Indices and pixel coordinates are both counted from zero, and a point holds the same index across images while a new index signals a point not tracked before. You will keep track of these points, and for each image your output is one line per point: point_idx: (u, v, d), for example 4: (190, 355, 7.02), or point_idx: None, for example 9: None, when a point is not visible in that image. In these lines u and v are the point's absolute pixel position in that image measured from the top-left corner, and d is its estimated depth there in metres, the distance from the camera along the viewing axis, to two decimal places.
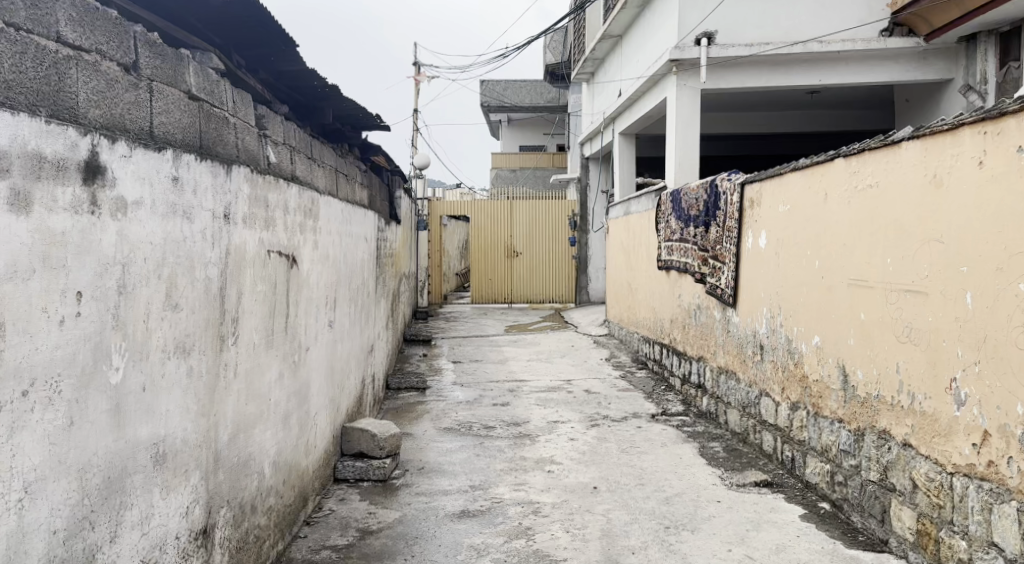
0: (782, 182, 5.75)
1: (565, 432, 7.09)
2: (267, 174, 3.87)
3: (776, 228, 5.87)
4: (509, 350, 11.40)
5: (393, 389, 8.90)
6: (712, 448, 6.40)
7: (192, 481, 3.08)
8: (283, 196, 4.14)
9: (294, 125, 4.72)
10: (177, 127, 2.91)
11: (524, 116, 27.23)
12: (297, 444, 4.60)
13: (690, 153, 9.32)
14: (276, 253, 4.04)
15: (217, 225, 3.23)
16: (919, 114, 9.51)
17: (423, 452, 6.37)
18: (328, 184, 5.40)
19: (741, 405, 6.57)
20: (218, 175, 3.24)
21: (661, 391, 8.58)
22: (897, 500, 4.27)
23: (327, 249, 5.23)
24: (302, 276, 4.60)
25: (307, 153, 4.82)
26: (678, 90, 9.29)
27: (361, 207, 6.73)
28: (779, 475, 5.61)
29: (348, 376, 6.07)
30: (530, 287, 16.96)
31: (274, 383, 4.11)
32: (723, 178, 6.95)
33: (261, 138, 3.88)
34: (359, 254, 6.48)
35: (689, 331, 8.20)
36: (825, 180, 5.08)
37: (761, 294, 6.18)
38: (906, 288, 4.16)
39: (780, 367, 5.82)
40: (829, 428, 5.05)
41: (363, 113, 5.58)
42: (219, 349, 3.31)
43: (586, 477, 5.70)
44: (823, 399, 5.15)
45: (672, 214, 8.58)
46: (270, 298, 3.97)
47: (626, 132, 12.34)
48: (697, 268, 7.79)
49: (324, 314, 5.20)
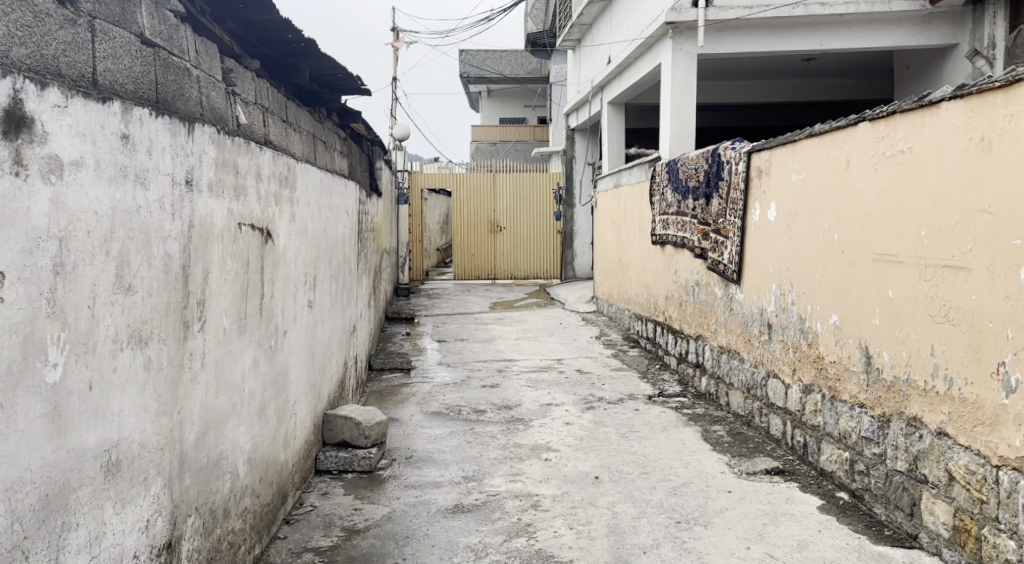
0: (795, 150, 5.38)
1: (560, 415, 6.71)
2: (236, 136, 3.47)
3: (788, 200, 5.50)
4: (496, 328, 11.02)
5: (375, 370, 8.49)
6: (715, 432, 6.05)
7: (154, 491, 2.67)
8: (255, 161, 3.71)
9: (267, 85, 4.31)
10: (125, 76, 2.48)
11: (504, 88, 26.69)
12: (275, 437, 4.19)
13: (686, 123, 8.92)
14: (248, 226, 3.60)
15: (179, 192, 2.79)
16: (920, 81, 9.13)
17: (411, 440, 5.97)
18: (305, 151, 4.97)
19: (746, 386, 6.23)
20: (179, 135, 2.80)
21: (657, 371, 8.24)
22: (929, 493, 3.92)
23: (305, 223, 4.78)
24: (278, 252, 4.17)
25: (280, 116, 4.40)
26: (674, 55, 8.87)
27: (341, 178, 6.28)
28: (791, 462, 5.26)
29: (330, 360, 5.64)
30: (514, 262, 16.59)
31: (247, 371, 3.69)
32: (726, 146, 6.59)
33: (229, 96, 3.49)
34: (340, 227, 6.03)
35: (686, 308, 7.84)
36: (845, 147, 4.72)
37: (768, 270, 5.82)
38: (944, 263, 3.81)
39: (791, 348, 5.47)
40: (848, 414, 4.70)
41: (342, 73, 5.13)
42: (183, 337, 2.88)
43: (586, 466, 5.33)
44: (842, 382, 4.80)
45: (669, 185, 8.22)
46: (242, 278, 3.54)
47: (615, 102, 11.93)
48: (696, 242, 7.42)
49: (303, 294, 4.77)
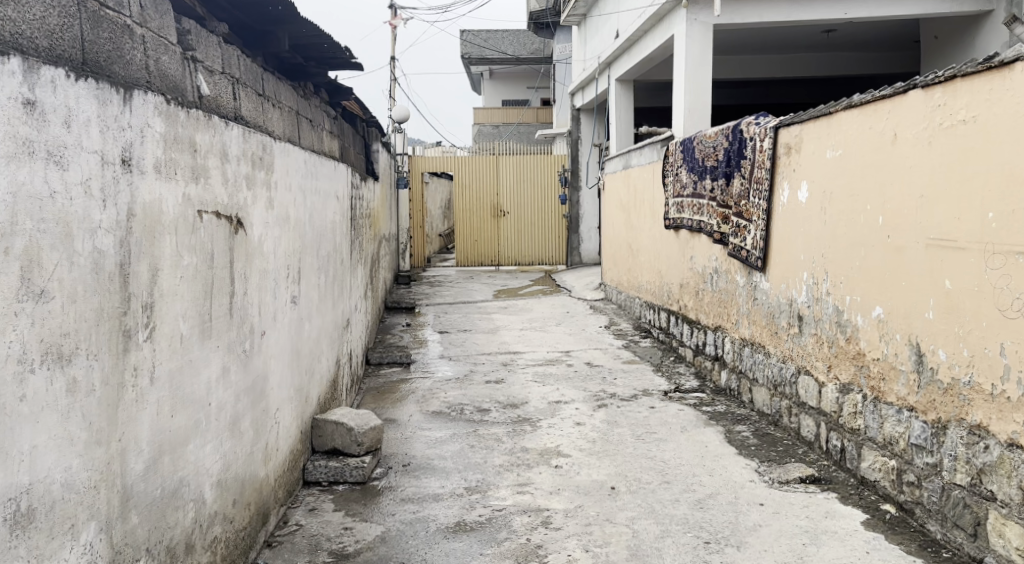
0: (831, 123, 4.88)
1: (569, 415, 6.22)
2: (194, 109, 2.98)
3: (822, 179, 5.00)
4: (500, 318, 10.52)
5: (373, 364, 8.02)
6: (740, 433, 5.55)
7: (85, 540, 2.18)
8: (220, 138, 3.22)
9: (239, 53, 3.82)
10: (34, 28, 2.01)
11: (507, 69, 26.12)
12: (252, 453, 3.70)
13: (702, 97, 8.40)
14: (212, 214, 3.11)
15: (111, 174, 2.30)
16: (949, 51, 8.65)
17: (409, 445, 5.48)
18: (286, 130, 4.47)
19: (772, 383, 5.73)
20: (110, 104, 2.30)
21: (671, 363, 7.75)
22: (997, 512, 3.43)
23: (286, 210, 4.28)
24: (252, 244, 3.66)
25: (254, 87, 3.90)
26: (688, 26, 8.32)
27: (330, 159, 5.78)
28: (826, 469, 4.77)
29: (319, 360, 5.15)
30: (518, 248, 16.09)
31: (214, 382, 3.20)
32: (749, 122, 6.09)
33: (185, 62, 3.00)
34: (330, 214, 5.53)
35: (704, 297, 7.33)
36: (891, 118, 4.23)
37: (799, 257, 5.31)
38: (1017, 250, 3.31)
39: (825, 343, 4.97)
40: (895, 418, 4.20)
41: (328, 41, 4.63)
42: (124, 349, 2.40)
43: (600, 474, 4.85)
44: (887, 382, 4.30)
45: (683, 166, 7.72)
46: (204, 274, 3.04)
47: (624, 79, 11.38)
48: (714, 226, 6.89)
49: (285, 289, 4.27)
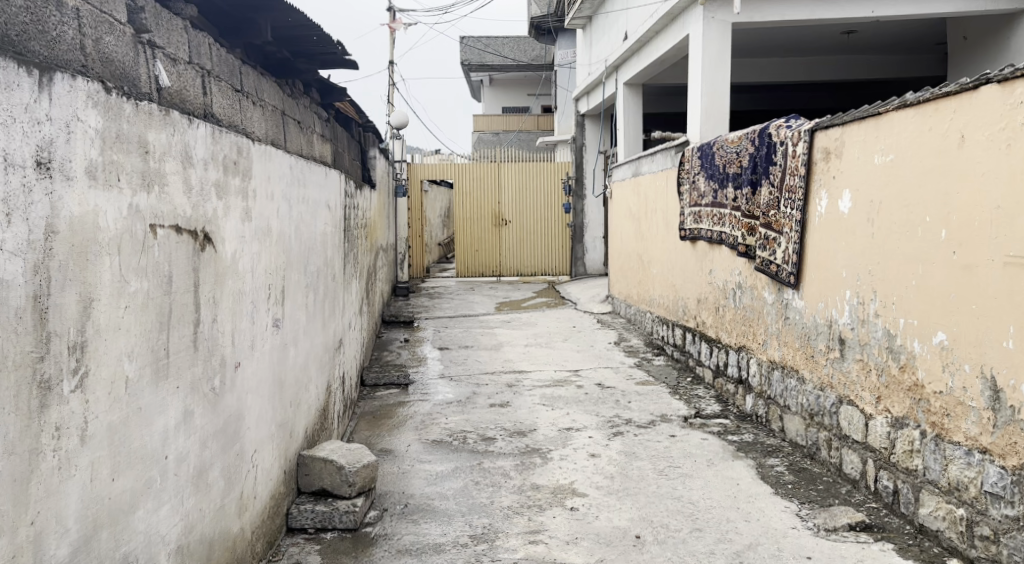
0: (881, 124, 4.39)
1: (582, 445, 5.67)
2: (148, 101, 2.46)
3: (870, 188, 4.50)
4: (503, 333, 9.99)
5: (368, 385, 7.48)
6: (774, 469, 5.00)
7: None
8: (182, 137, 2.69)
9: (212, 40, 3.30)
10: None
11: (508, 75, 25.71)
12: (223, 506, 3.16)
13: (720, 101, 7.90)
14: (170, 228, 2.58)
15: (19, 180, 1.78)
16: (979, 52, 8.14)
17: (407, 482, 4.93)
18: (269, 131, 3.94)
19: (807, 412, 5.19)
20: (18, 90, 1.78)
21: (689, 385, 7.21)
22: None
23: (267, 222, 3.74)
24: (224, 262, 3.13)
25: (228, 81, 3.37)
26: (705, 25, 7.82)
27: (321, 164, 5.25)
28: (876, 514, 4.23)
29: (306, 388, 4.60)
30: (520, 258, 15.58)
31: (174, 430, 2.67)
32: (779, 124, 5.60)
33: (135, 45, 2.48)
34: (319, 225, 5.00)
35: (725, 314, 6.80)
36: (958, 118, 3.73)
37: (841, 273, 4.80)
38: None
39: (873, 371, 4.44)
40: (963, 461, 3.67)
41: (318, 31, 4.11)
42: (41, 407, 1.88)
43: (621, 519, 4.31)
44: (952, 418, 3.77)
45: (702, 174, 7.21)
46: (159, 302, 2.51)
47: (633, 82, 10.87)
48: (737, 238, 6.36)
49: (266, 311, 3.73)
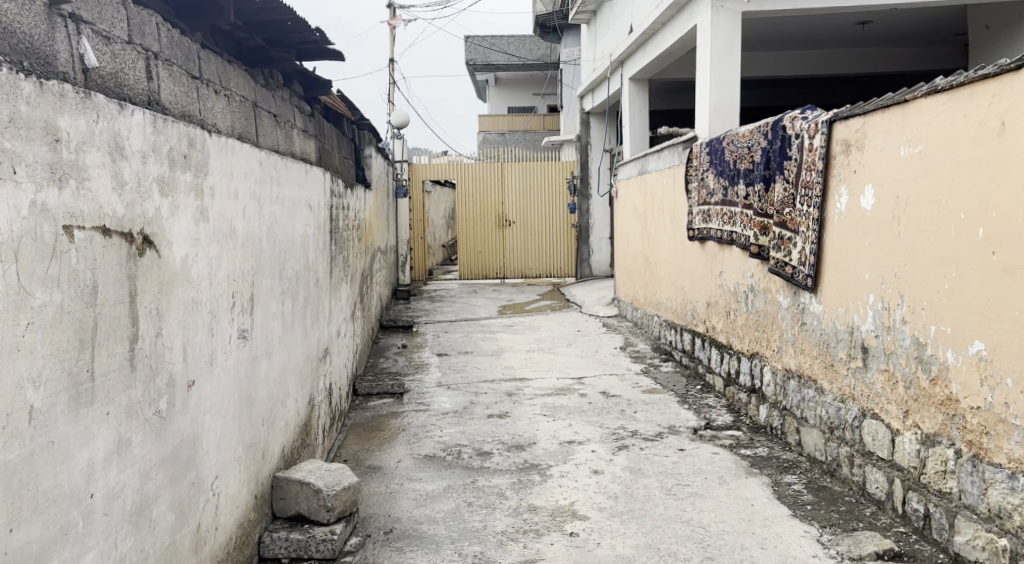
0: (908, 113, 4.01)
1: (585, 460, 5.30)
2: (66, 79, 2.13)
3: (897, 182, 4.12)
4: (505, 338, 9.62)
5: (361, 395, 7.12)
6: (792, 487, 4.62)
7: None
8: (113, 123, 2.34)
9: (162, 19, 2.94)
10: None
11: (513, 74, 25.35)
12: (175, 542, 2.81)
13: (728, 94, 7.53)
14: (94, 228, 2.22)
15: None
16: (1001, 41, 7.75)
17: (394, 503, 4.57)
18: (234, 123, 3.58)
19: (826, 425, 4.81)
20: None
21: (698, 393, 6.83)
22: None
23: (230, 223, 3.38)
24: (170, 267, 2.77)
25: (180, 64, 3.00)
26: (714, 13, 7.43)
27: (302, 161, 4.89)
28: (905, 540, 3.84)
29: (282, 404, 4.24)
30: (524, 259, 15.21)
31: (105, 463, 2.31)
32: (794, 116, 5.21)
33: (51, 16, 2.15)
34: (298, 225, 4.64)
35: (737, 319, 6.41)
36: (997, 102, 3.35)
37: (864, 275, 4.41)
38: None
39: (900, 384, 4.05)
40: (1006, 485, 3.28)
41: (289, 14, 3.75)
42: None
43: (625, 547, 3.94)
44: (991, 437, 3.39)
45: (711, 170, 6.83)
46: (78, 317, 2.15)
47: (638, 77, 10.49)
48: (749, 238, 5.97)
49: (229, 322, 3.38)
